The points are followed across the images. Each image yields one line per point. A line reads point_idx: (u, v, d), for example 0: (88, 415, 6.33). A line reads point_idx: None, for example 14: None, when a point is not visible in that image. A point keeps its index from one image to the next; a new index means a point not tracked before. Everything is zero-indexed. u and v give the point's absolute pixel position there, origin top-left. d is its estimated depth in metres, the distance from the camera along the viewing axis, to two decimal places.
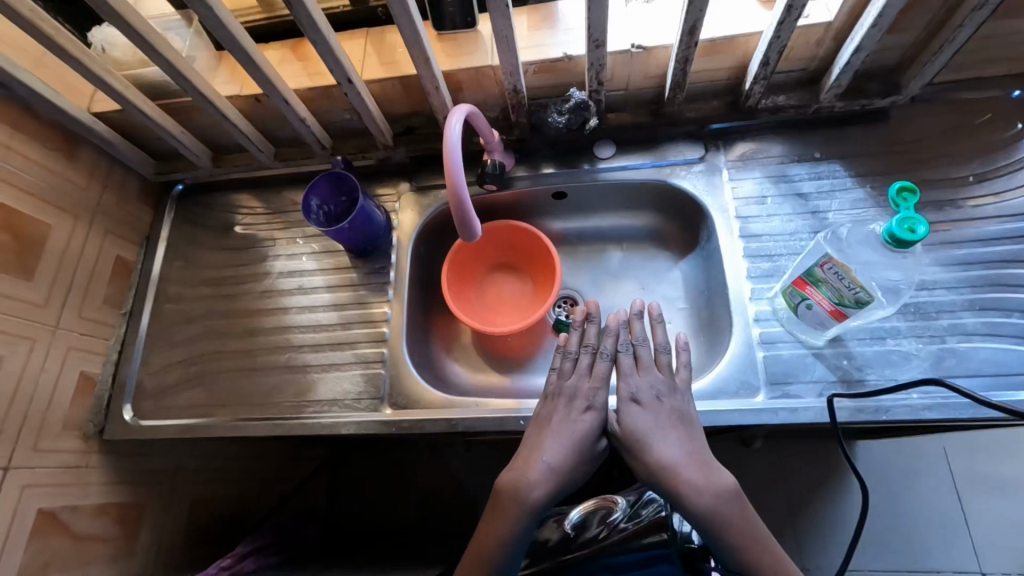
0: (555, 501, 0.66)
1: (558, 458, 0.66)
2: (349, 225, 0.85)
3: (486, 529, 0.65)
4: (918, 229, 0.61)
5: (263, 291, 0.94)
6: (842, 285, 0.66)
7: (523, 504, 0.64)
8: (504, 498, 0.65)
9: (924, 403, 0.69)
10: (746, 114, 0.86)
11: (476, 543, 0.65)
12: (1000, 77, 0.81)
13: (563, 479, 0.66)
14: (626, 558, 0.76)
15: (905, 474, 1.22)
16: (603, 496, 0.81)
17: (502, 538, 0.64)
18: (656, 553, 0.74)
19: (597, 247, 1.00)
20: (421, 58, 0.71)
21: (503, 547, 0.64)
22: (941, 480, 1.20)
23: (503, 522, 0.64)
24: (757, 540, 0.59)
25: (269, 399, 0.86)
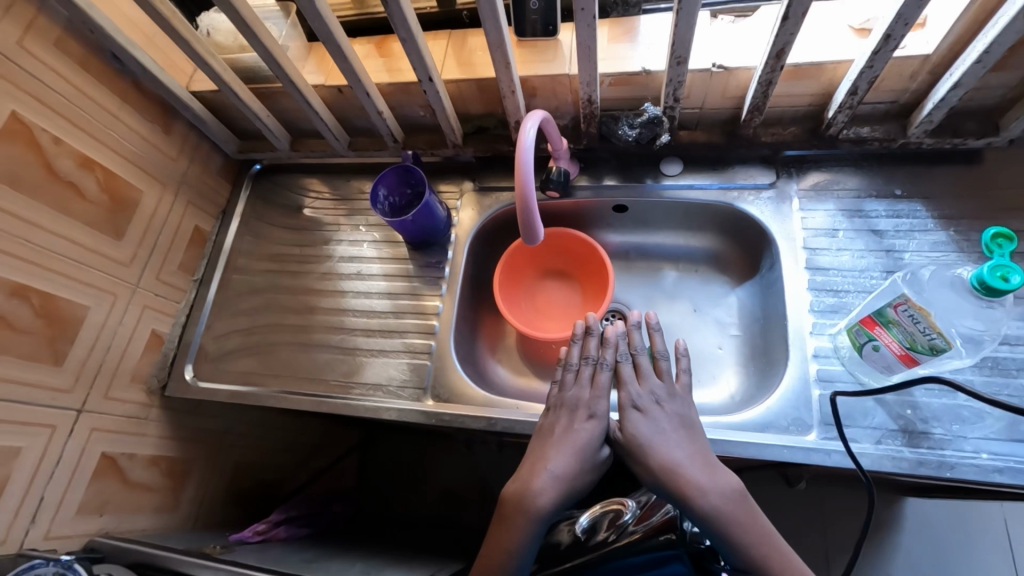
0: (564, 506, 0.67)
1: (564, 466, 0.67)
2: (413, 218, 0.87)
3: (495, 541, 0.65)
4: (1012, 278, 0.57)
5: (322, 272, 0.98)
6: (912, 324, 0.63)
7: (531, 512, 0.65)
8: (511, 509, 0.66)
9: (993, 465, 0.64)
10: (825, 143, 0.83)
11: (485, 558, 0.65)
12: None
13: (571, 487, 0.67)
14: (635, 561, 0.68)
15: (957, 539, 1.14)
16: (614, 499, 0.75)
17: (512, 548, 0.64)
18: (665, 553, 0.68)
19: (652, 264, 0.99)
20: (503, 62, 0.72)
21: (513, 555, 0.64)
22: (997, 552, 1.12)
23: (511, 532, 0.64)
24: (765, 542, 0.60)
25: (318, 376, 0.89)
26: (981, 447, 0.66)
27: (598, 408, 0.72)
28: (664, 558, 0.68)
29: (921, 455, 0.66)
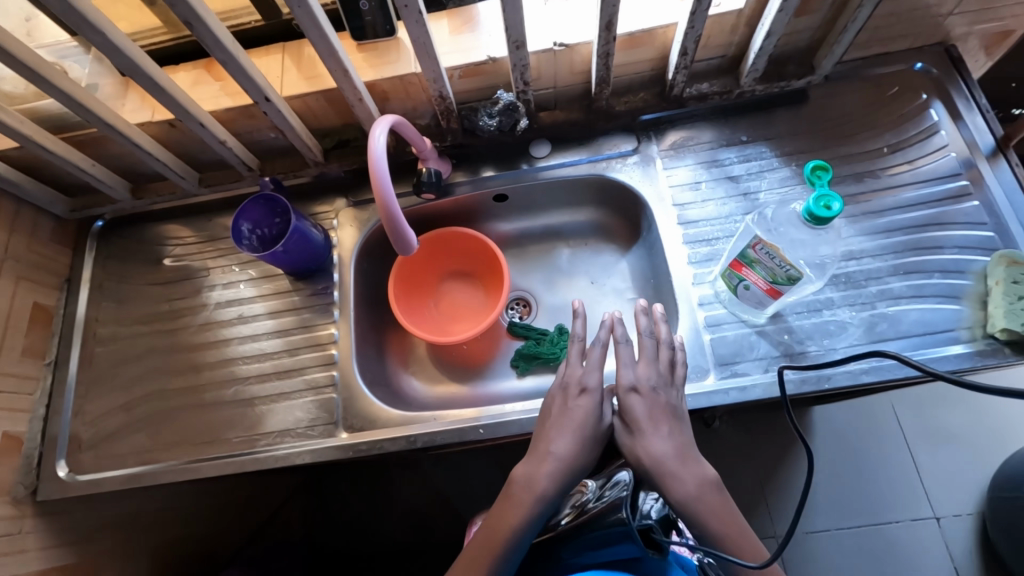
0: (562, 496, 0.66)
1: (567, 454, 0.66)
2: (283, 249, 0.81)
3: (500, 517, 0.64)
4: (834, 205, 0.63)
5: (200, 324, 0.89)
6: (771, 259, 0.68)
7: (523, 504, 0.64)
8: (517, 490, 0.65)
9: (861, 367, 0.72)
10: (673, 103, 0.87)
11: (487, 531, 0.64)
12: (903, 51, 0.85)
13: (567, 481, 0.65)
14: (593, 535, 0.67)
15: (863, 435, 1.31)
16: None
17: (503, 544, 0.63)
18: (618, 531, 0.65)
19: (545, 246, 1.01)
20: (340, 70, 0.69)
21: (507, 537, 0.63)
22: (894, 436, 1.30)
23: (501, 532, 0.63)
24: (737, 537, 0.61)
25: (219, 436, 0.82)
26: (849, 355, 0.73)
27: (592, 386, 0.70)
28: (620, 534, 0.65)
29: (803, 374, 0.73)
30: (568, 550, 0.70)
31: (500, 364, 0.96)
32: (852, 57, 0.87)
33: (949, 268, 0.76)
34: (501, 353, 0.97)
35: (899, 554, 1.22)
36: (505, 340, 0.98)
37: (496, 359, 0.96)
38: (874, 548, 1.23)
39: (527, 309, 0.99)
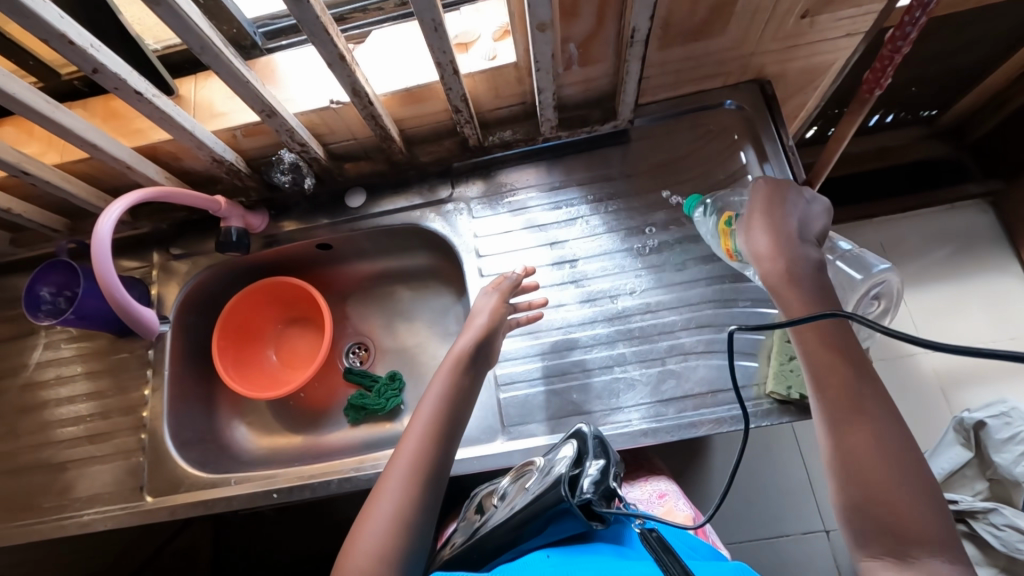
0: (442, 464, 0.62)
1: (442, 404, 0.65)
2: (74, 314, 0.80)
3: (378, 501, 0.59)
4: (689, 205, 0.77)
5: (20, 385, 0.89)
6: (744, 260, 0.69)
7: (407, 469, 0.60)
8: (390, 469, 0.61)
9: (642, 429, 0.71)
10: (478, 151, 0.85)
11: (364, 524, 0.57)
12: (716, 89, 0.83)
13: (446, 434, 0.63)
14: (534, 526, 0.59)
15: (757, 449, 1.11)
16: (523, 463, 0.69)
17: (389, 521, 0.57)
18: (556, 508, 0.57)
19: (384, 289, 0.99)
20: (89, 144, 0.67)
21: (396, 525, 0.57)
22: (790, 448, 1.11)
23: (389, 496, 0.58)
24: (855, 402, 0.49)
25: (30, 502, 0.82)
26: (633, 414, 0.72)
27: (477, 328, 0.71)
28: (561, 514, 0.57)
29: None
30: (515, 543, 0.60)
31: (335, 410, 0.95)
32: (665, 97, 0.84)
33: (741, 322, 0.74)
34: (338, 399, 0.96)
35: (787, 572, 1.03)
36: (343, 387, 0.97)
37: (332, 405, 0.95)
38: (761, 566, 1.05)
39: (366, 355, 0.97)
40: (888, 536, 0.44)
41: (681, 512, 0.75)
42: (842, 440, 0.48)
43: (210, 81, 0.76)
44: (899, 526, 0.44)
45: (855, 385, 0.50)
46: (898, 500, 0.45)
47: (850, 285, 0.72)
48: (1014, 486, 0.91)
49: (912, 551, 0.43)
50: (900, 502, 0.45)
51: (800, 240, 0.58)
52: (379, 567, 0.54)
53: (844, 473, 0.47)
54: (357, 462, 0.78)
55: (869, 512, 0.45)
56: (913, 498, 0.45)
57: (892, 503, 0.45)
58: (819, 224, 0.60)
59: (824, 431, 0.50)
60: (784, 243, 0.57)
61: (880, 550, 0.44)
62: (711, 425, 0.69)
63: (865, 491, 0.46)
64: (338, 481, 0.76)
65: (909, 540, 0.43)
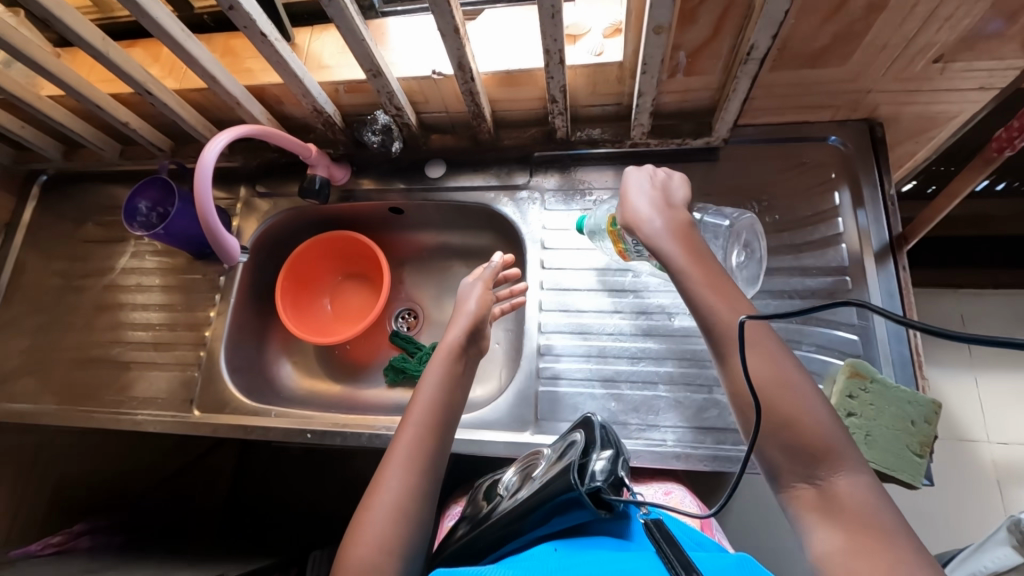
0: (440, 452, 0.63)
1: (437, 395, 0.65)
2: (165, 229, 0.86)
3: (378, 489, 0.60)
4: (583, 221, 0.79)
5: (105, 285, 0.97)
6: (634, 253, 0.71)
7: (408, 458, 0.61)
8: (390, 456, 0.62)
9: (675, 452, 0.70)
10: (563, 144, 0.85)
11: (366, 510, 0.59)
12: (822, 122, 0.79)
13: (441, 423, 0.64)
14: (540, 514, 0.58)
15: None
16: (533, 450, 0.70)
17: (392, 509, 0.58)
18: (567, 498, 0.56)
19: (443, 262, 1.01)
20: (208, 75, 0.72)
21: (400, 516, 0.58)
22: None
23: (392, 482, 0.60)
24: (746, 337, 0.49)
25: (94, 392, 0.89)
26: (668, 435, 0.71)
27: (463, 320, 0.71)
28: (568, 504, 0.56)
29: None
30: (522, 528, 0.60)
31: (376, 369, 0.98)
32: (764, 122, 0.81)
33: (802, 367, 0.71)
34: (380, 358, 0.99)
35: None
36: (387, 347, 1.00)
37: (373, 363, 0.98)
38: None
39: (414, 322, 1.00)
40: (793, 460, 0.45)
41: (688, 509, 0.74)
42: (729, 375, 0.50)
43: (325, 35, 0.80)
44: (802, 445, 0.44)
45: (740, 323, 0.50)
46: (803, 423, 0.45)
47: (716, 230, 0.76)
48: None
49: (819, 472, 0.44)
50: (806, 424, 0.45)
51: (672, 206, 0.60)
52: (385, 554, 0.56)
53: (741, 407, 0.49)
54: (389, 422, 0.81)
55: (775, 436, 0.46)
56: (811, 411, 0.46)
57: (795, 425, 0.45)
58: (683, 191, 0.62)
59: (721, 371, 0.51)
60: (664, 214, 0.58)
61: (796, 478, 0.45)
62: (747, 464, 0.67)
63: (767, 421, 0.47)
64: (368, 436, 0.79)
65: (813, 458, 0.44)
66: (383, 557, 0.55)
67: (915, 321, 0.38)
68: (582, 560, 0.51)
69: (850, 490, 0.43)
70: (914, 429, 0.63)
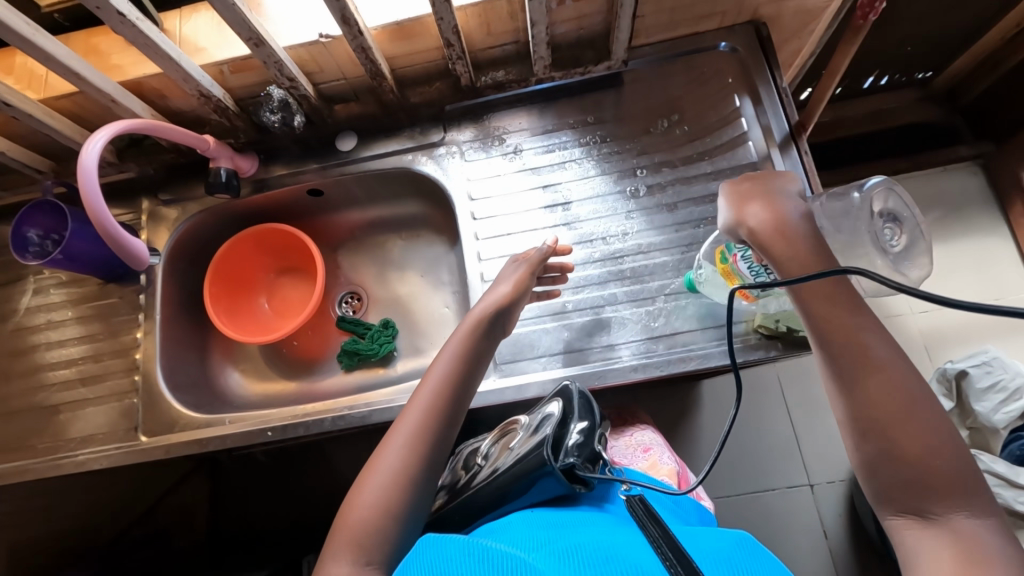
0: (451, 423, 0.62)
1: (449, 368, 0.64)
2: (63, 254, 0.79)
3: (382, 456, 0.59)
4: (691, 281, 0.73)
5: (11, 329, 0.89)
6: (749, 274, 0.60)
7: (415, 427, 0.60)
8: (399, 425, 0.61)
9: (632, 365, 0.72)
10: (471, 93, 0.85)
11: (368, 478, 0.58)
12: (710, 31, 0.82)
13: (455, 399, 0.63)
14: (517, 488, 0.62)
15: (745, 403, 1.13)
16: (510, 420, 0.76)
17: (392, 475, 0.58)
18: (538, 471, 0.60)
19: (377, 239, 0.99)
20: (71, 73, 0.66)
21: (403, 484, 0.58)
22: (775, 402, 1.13)
23: (394, 450, 0.59)
24: (867, 358, 0.48)
25: (25, 442, 0.82)
26: (623, 351, 0.73)
27: (506, 291, 0.69)
28: (541, 472, 0.60)
29: (577, 371, 0.73)
30: (500, 503, 0.63)
31: (328, 358, 0.95)
32: (658, 39, 0.83)
33: None
34: (331, 347, 0.96)
35: (772, 526, 1.06)
36: (336, 335, 0.97)
37: (324, 353, 0.96)
38: (747, 520, 1.07)
39: (359, 304, 0.98)
40: (906, 493, 0.45)
41: (664, 466, 0.80)
42: (856, 395, 0.48)
43: (196, 16, 0.75)
44: (919, 478, 0.45)
45: (858, 336, 0.49)
46: (920, 457, 0.45)
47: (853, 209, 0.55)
48: (993, 434, 0.94)
49: (933, 507, 0.44)
50: (925, 458, 0.45)
51: (783, 203, 0.54)
52: (382, 519, 0.56)
53: (860, 433, 0.48)
54: (352, 403, 0.80)
55: (883, 466, 0.46)
56: (923, 438, 0.46)
57: (912, 460, 0.45)
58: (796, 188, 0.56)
59: (836, 388, 0.50)
60: (780, 208, 0.53)
61: (902, 507, 0.46)
62: (700, 360, 0.70)
63: (882, 449, 0.47)
64: (331, 420, 0.77)
65: (932, 492, 0.44)
66: (380, 523, 0.55)
67: (915, 291, 0.42)
68: (560, 528, 0.55)
69: (968, 528, 0.43)
70: None
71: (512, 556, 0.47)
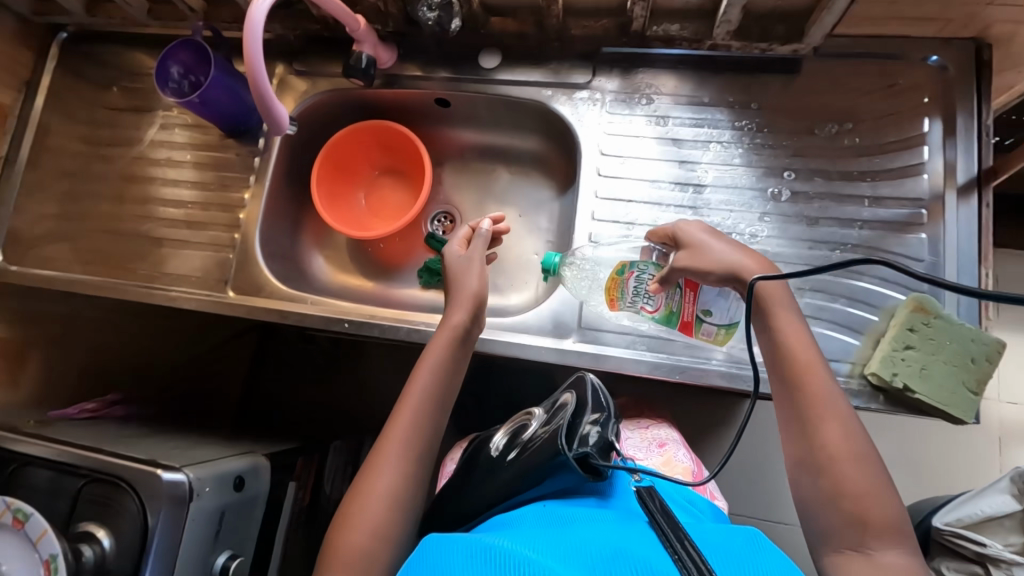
0: (431, 438, 0.65)
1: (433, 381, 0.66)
2: (201, 98, 0.81)
3: (375, 478, 0.62)
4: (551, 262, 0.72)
5: (133, 157, 0.93)
6: (634, 292, 0.70)
7: (397, 446, 0.63)
8: (386, 443, 0.63)
9: (720, 370, 0.69)
10: (636, 39, 0.79)
11: (362, 499, 0.61)
12: (921, 39, 0.72)
13: (433, 409, 0.66)
14: (529, 486, 0.61)
15: None
16: (524, 413, 0.75)
17: (387, 497, 0.60)
18: (550, 461, 0.58)
19: (485, 165, 0.97)
20: None
21: (393, 507, 0.60)
22: None
23: (388, 471, 0.62)
24: (827, 403, 0.54)
25: (127, 264, 0.88)
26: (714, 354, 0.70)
27: (473, 284, 0.72)
28: (556, 464, 0.58)
29: (660, 359, 0.71)
30: (512, 495, 0.63)
31: (408, 269, 0.96)
32: (858, 33, 0.73)
33: (860, 297, 0.70)
34: (413, 260, 0.97)
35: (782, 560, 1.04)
36: (421, 249, 0.98)
37: (406, 263, 0.97)
38: None
39: (450, 225, 0.97)
40: (849, 531, 0.50)
41: (680, 463, 0.81)
42: (813, 440, 0.54)
43: None
44: (865, 517, 0.49)
45: (820, 383, 0.55)
46: (870, 500, 0.50)
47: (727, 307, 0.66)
48: None
49: (871, 542, 0.49)
50: (870, 500, 0.50)
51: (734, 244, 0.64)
52: (378, 543, 0.58)
53: (809, 472, 0.53)
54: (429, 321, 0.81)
55: (837, 506, 0.51)
56: (874, 481, 0.51)
57: (859, 499, 0.50)
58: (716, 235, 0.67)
59: (790, 438, 0.56)
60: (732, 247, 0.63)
61: (847, 543, 0.50)
62: None
63: (831, 486, 0.52)
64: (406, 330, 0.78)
65: (869, 530, 0.49)
66: (378, 546, 0.58)
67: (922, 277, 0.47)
68: (566, 525, 0.52)
69: (900, 562, 0.47)
70: (973, 367, 0.64)
71: (516, 554, 0.45)
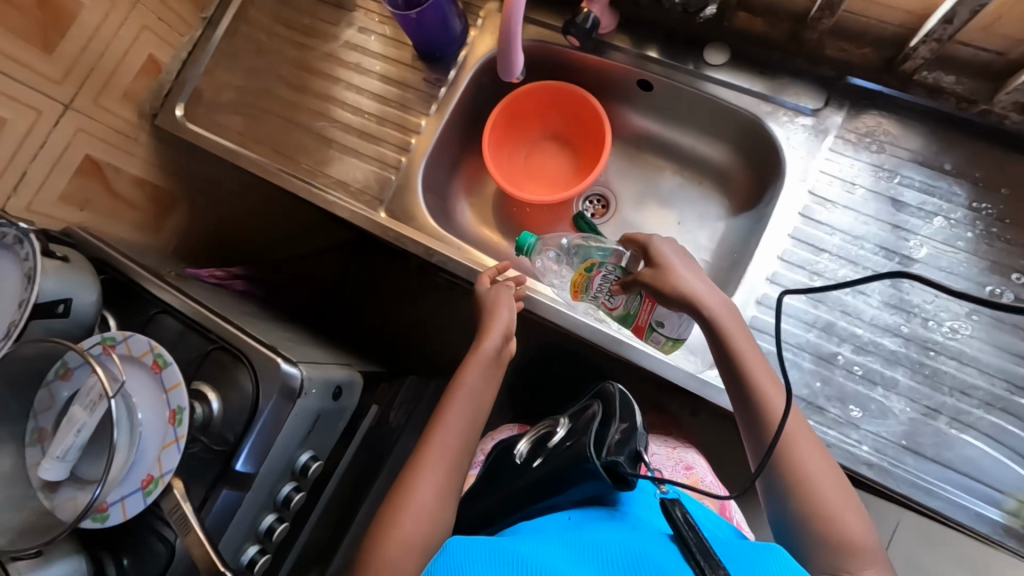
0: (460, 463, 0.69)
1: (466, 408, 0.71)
2: (417, 16, 0.79)
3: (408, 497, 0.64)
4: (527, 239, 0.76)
5: (324, 52, 0.93)
6: (597, 289, 0.76)
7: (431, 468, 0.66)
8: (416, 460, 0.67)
9: (867, 458, 0.64)
10: (897, 79, 0.71)
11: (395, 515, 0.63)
12: None
13: (462, 433, 0.70)
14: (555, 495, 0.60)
15: None
16: (547, 417, 0.73)
17: (422, 515, 0.63)
18: (582, 470, 0.56)
19: (659, 161, 0.92)
20: None
21: (429, 524, 0.63)
22: None
23: (423, 490, 0.65)
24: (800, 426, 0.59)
25: (294, 155, 0.90)
26: (866, 440, 0.65)
27: (507, 314, 0.75)
28: (584, 471, 0.56)
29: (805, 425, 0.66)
30: (533, 500, 0.62)
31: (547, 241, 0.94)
32: None
33: None
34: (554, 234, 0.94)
35: None
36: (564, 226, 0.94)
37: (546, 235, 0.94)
38: None
39: (601, 211, 0.94)
40: (828, 554, 0.54)
41: (705, 488, 0.79)
42: (783, 463, 0.58)
43: None
44: (848, 542, 0.53)
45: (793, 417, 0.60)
46: (854, 531, 0.54)
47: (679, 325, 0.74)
48: None
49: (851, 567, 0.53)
50: (849, 519, 0.55)
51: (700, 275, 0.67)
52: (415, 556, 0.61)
53: (794, 500, 0.56)
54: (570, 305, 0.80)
55: (813, 530, 0.55)
56: (861, 518, 0.55)
57: (836, 519, 0.54)
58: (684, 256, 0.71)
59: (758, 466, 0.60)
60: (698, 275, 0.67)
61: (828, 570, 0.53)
62: (946, 504, 0.62)
63: (816, 514, 0.55)
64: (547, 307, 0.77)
65: (853, 556, 0.53)
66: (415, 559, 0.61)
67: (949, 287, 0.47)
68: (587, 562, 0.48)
69: None
70: None
71: None
